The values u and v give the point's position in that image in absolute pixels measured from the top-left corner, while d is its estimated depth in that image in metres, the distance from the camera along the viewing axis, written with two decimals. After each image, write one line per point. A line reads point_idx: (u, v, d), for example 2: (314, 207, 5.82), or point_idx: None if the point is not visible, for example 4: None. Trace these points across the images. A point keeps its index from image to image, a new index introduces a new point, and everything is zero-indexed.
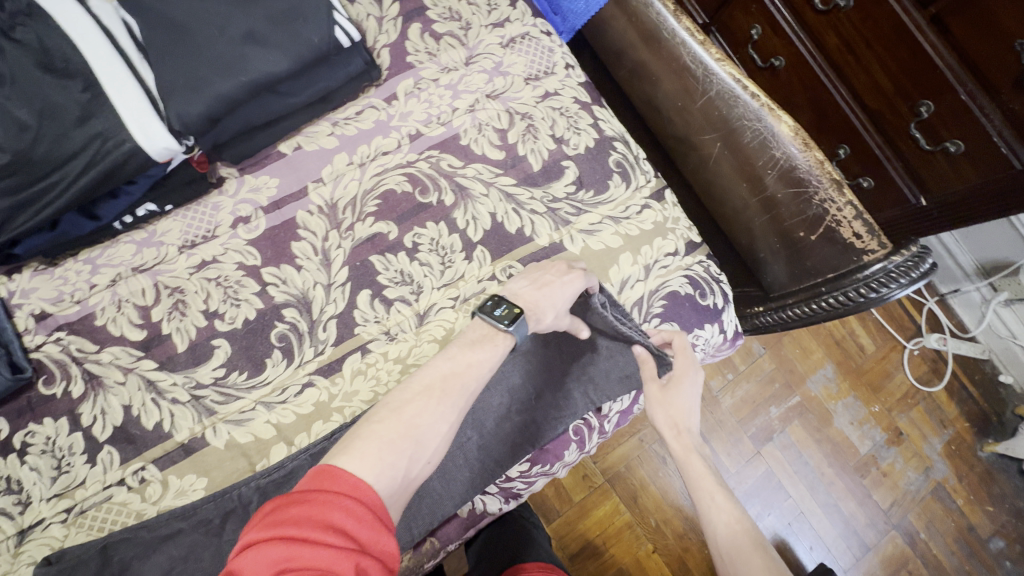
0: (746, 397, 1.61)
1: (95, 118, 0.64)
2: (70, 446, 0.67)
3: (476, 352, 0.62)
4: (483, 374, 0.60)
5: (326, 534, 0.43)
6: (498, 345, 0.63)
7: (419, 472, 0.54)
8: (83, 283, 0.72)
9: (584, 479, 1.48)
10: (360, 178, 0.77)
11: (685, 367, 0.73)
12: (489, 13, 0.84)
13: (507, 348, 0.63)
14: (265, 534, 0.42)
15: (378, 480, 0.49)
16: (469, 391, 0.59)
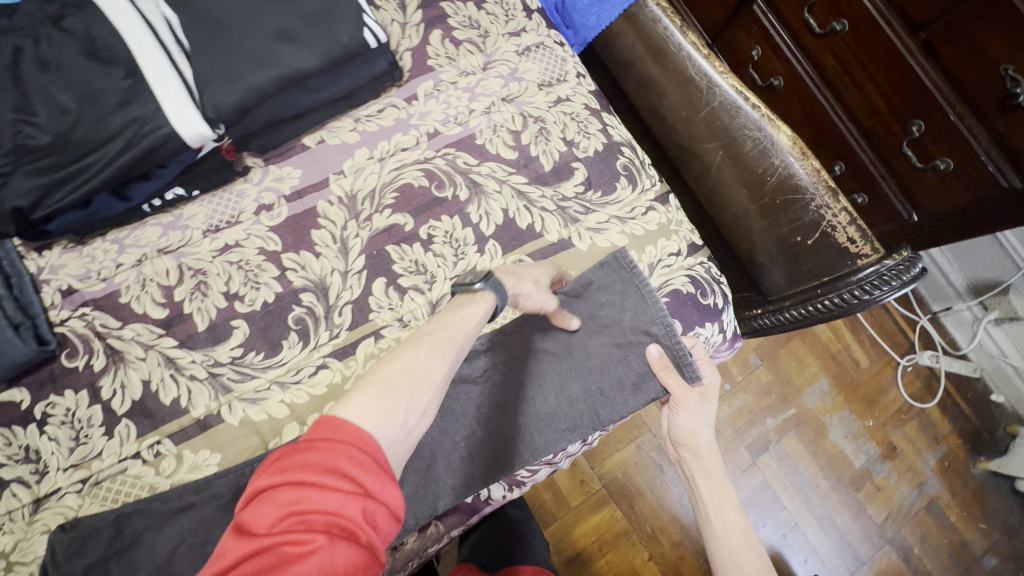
0: (743, 407, 1.63)
1: (133, 104, 0.67)
2: (89, 418, 0.69)
3: (466, 308, 0.64)
4: (468, 328, 0.61)
5: (332, 478, 0.42)
6: (483, 303, 0.64)
7: (418, 421, 0.52)
8: (110, 262, 0.74)
9: (581, 484, 1.49)
10: (379, 171, 0.81)
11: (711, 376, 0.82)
12: (507, 23, 0.89)
13: (488, 306, 0.65)
14: (274, 479, 0.42)
15: (379, 424, 0.48)
16: (458, 343, 0.59)
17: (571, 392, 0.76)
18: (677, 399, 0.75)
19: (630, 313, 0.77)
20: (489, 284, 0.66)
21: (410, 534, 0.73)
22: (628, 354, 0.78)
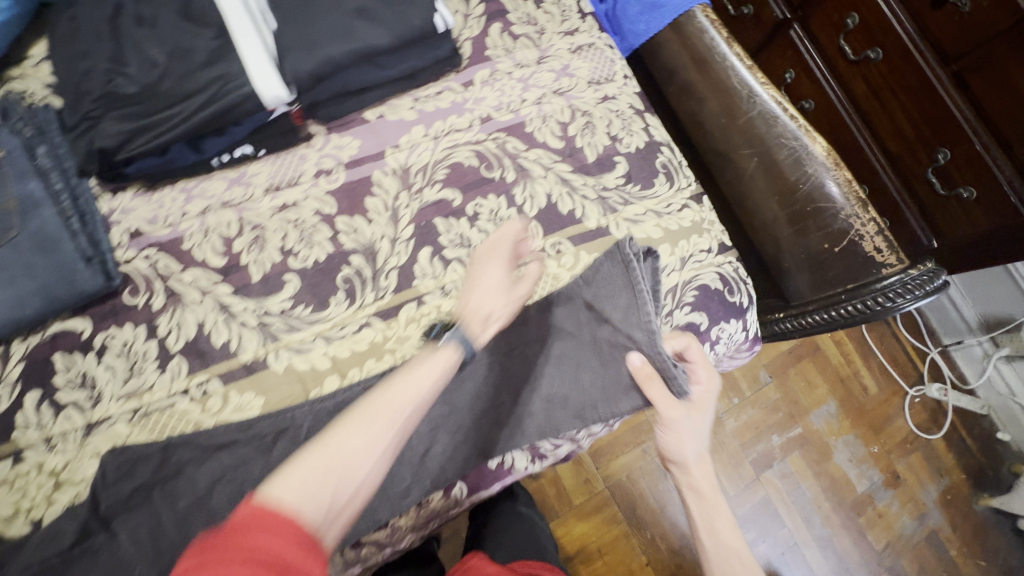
0: (750, 422, 1.65)
1: (219, 63, 0.72)
2: (144, 352, 0.73)
3: (420, 368, 0.61)
4: (418, 392, 0.58)
5: (251, 557, 0.40)
6: (435, 365, 0.61)
7: (348, 499, 0.50)
8: (177, 209, 0.79)
9: (585, 483, 1.50)
10: (433, 149, 0.86)
11: (707, 379, 0.77)
12: (562, 22, 0.94)
13: (448, 363, 0.63)
14: (192, 562, 0.40)
15: (306, 502, 0.46)
16: (406, 410, 0.57)
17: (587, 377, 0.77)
18: (665, 418, 0.72)
19: (619, 313, 0.76)
20: (452, 340, 0.65)
21: (436, 492, 0.76)
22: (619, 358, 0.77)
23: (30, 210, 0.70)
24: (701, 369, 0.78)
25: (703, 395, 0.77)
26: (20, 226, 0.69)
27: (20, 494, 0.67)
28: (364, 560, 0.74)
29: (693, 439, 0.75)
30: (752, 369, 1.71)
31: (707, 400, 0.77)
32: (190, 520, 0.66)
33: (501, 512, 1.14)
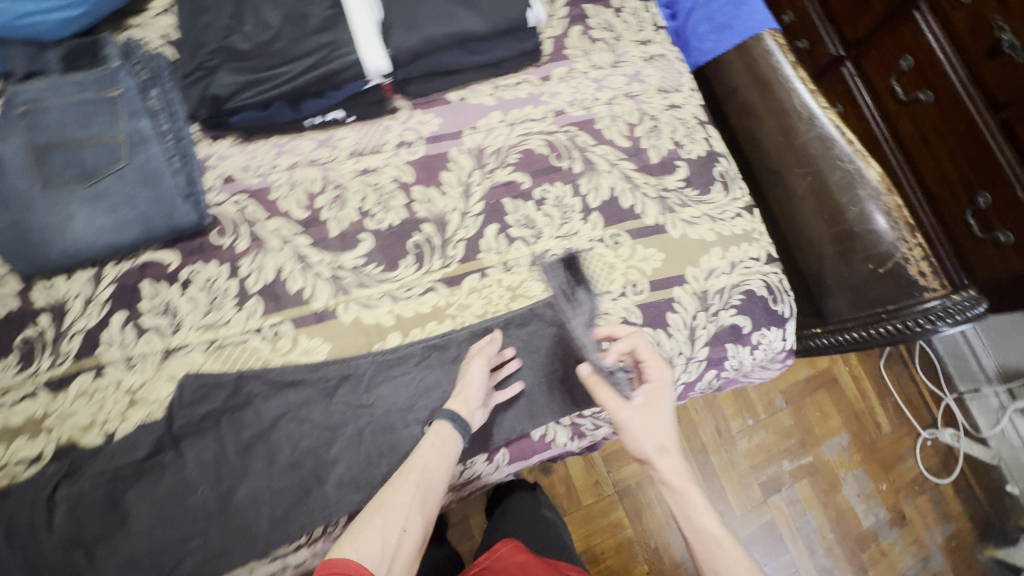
0: (762, 445, 1.66)
1: (330, 31, 0.78)
2: (225, 289, 0.78)
3: (427, 441, 0.69)
4: (428, 450, 0.67)
5: None
6: (438, 430, 0.69)
7: (398, 540, 0.58)
8: (268, 162, 0.84)
9: (595, 485, 1.50)
10: (507, 134, 0.91)
11: (658, 374, 0.76)
12: (638, 32, 1.00)
13: (448, 433, 0.70)
14: None
15: (364, 554, 0.55)
16: (428, 469, 0.65)
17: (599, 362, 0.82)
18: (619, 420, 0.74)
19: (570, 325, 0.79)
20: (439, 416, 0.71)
21: (481, 454, 0.79)
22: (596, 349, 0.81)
23: (138, 145, 0.77)
24: (651, 366, 0.77)
25: (661, 388, 0.76)
26: (127, 158, 0.76)
27: (97, 406, 0.72)
28: None
29: (654, 436, 0.73)
30: (769, 394, 1.71)
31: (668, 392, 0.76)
32: (251, 449, 0.72)
33: (521, 508, 1.16)
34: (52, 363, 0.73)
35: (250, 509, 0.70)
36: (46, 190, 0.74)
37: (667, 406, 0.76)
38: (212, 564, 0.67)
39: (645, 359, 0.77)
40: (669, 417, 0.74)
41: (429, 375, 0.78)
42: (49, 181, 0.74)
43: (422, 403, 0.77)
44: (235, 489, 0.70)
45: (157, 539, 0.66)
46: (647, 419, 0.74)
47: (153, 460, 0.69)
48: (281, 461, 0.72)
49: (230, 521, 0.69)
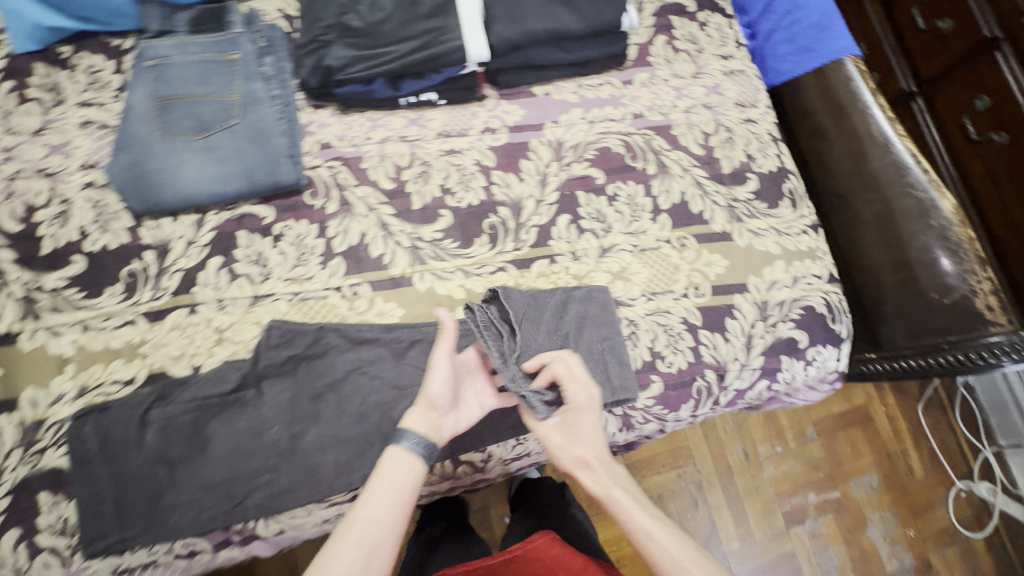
0: (789, 474, 1.54)
1: (438, 17, 0.83)
2: (313, 247, 0.83)
3: (381, 479, 0.64)
4: (373, 498, 0.62)
5: None
6: (387, 468, 0.65)
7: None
8: (362, 134, 0.89)
9: None
10: (587, 131, 0.94)
11: (579, 397, 0.71)
12: (720, 47, 1.03)
13: (404, 466, 0.65)
14: None
15: None
16: (371, 524, 0.60)
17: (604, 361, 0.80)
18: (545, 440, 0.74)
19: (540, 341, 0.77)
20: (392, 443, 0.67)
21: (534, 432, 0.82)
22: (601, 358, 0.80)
23: (250, 106, 0.83)
24: (569, 387, 0.71)
25: (583, 403, 0.71)
26: (239, 116, 0.82)
27: (188, 340, 0.77)
28: (456, 477, 0.82)
29: (571, 453, 0.73)
30: (801, 423, 1.59)
31: (591, 405, 0.72)
32: (322, 397, 0.76)
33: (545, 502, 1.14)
34: (152, 296, 0.78)
35: (317, 453, 0.73)
36: (164, 138, 0.80)
37: (588, 419, 0.72)
38: (278, 500, 0.71)
39: (564, 379, 0.71)
40: (588, 432, 0.72)
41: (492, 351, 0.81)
42: (167, 130, 0.81)
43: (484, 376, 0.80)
44: (306, 432, 0.74)
45: (232, 469, 0.71)
46: (564, 437, 0.74)
47: (236, 395, 0.73)
48: (350, 412, 0.76)
49: (297, 462, 0.73)
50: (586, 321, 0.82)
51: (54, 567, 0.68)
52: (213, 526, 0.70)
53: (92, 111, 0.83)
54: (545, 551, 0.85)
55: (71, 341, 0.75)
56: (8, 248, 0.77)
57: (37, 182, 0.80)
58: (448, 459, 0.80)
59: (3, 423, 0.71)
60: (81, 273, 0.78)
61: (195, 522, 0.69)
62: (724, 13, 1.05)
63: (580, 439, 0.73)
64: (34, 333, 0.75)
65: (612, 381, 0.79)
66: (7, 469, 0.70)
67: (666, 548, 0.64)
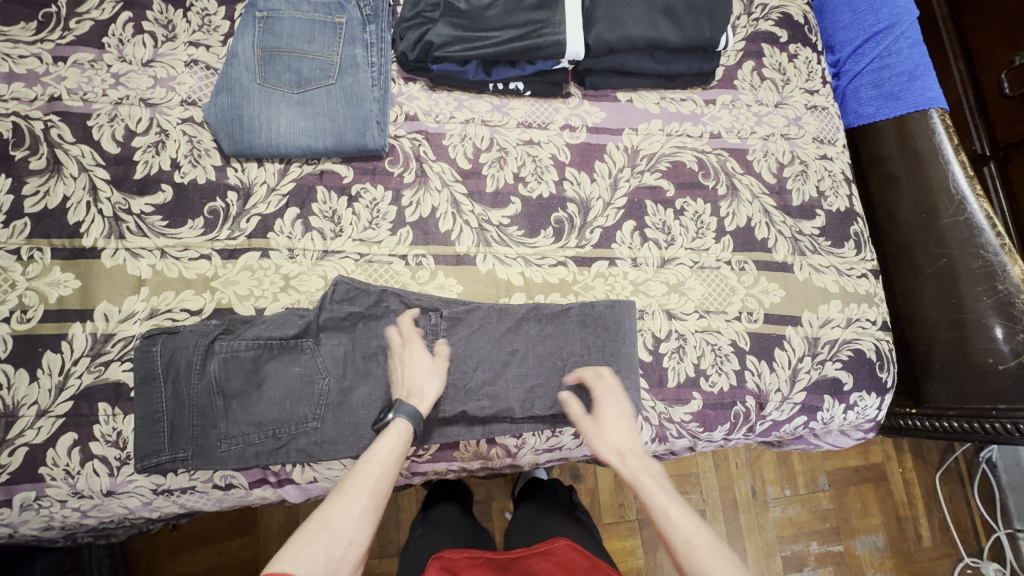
0: (795, 519, 1.40)
1: (542, 11, 0.86)
2: (385, 213, 0.85)
3: (387, 443, 0.69)
4: (381, 459, 0.67)
5: None
6: (396, 435, 0.70)
7: (343, 553, 0.57)
8: (447, 113, 0.91)
9: (620, 504, 1.25)
10: (663, 142, 0.95)
11: (607, 395, 0.78)
12: (807, 80, 1.02)
13: (401, 433, 0.70)
14: None
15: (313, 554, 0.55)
16: (380, 479, 0.65)
17: (569, 380, 0.81)
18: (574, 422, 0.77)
19: (520, 352, 0.80)
20: (396, 415, 0.71)
21: (570, 427, 0.83)
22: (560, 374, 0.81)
23: (348, 69, 0.86)
24: (602, 386, 0.79)
25: (610, 398, 0.78)
26: (336, 77, 0.85)
27: (257, 282, 0.80)
28: (488, 459, 0.82)
29: (610, 440, 0.74)
30: (814, 469, 1.44)
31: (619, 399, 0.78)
32: (375, 357, 0.77)
33: (546, 500, 1.01)
34: (228, 235, 0.81)
35: (362, 410, 0.75)
36: (262, 87, 0.83)
37: (614, 412, 0.77)
38: (319, 448, 0.74)
39: (594, 378, 0.79)
40: (623, 421, 0.76)
41: (541, 345, 0.81)
42: (267, 80, 0.84)
43: (530, 364, 0.80)
44: (354, 389, 0.76)
45: (284, 410, 0.74)
46: (601, 427, 0.76)
47: (297, 341, 0.76)
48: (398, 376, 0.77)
49: (344, 415, 0.75)
50: (556, 334, 0.82)
51: (101, 475, 0.71)
52: (257, 462, 0.72)
53: (200, 51, 0.87)
54: (536, 557, 0.77)
55: (148, 264, 0.78)
56: (104, 168, 0.80)
57: (140, 110, 0.83)
58: (483, 439, 0.81)
59: (77, 331, 0.74)
60: (166, 202, 0.81)
61: (241, 455, 0.72)
62: (816, 48, 1.05)
63: (609, 425, 0.76)
64: (116, 251, 0.78)
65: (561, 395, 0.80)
66: (74, 374, 0.73)
67: (680, 525, 0.64)
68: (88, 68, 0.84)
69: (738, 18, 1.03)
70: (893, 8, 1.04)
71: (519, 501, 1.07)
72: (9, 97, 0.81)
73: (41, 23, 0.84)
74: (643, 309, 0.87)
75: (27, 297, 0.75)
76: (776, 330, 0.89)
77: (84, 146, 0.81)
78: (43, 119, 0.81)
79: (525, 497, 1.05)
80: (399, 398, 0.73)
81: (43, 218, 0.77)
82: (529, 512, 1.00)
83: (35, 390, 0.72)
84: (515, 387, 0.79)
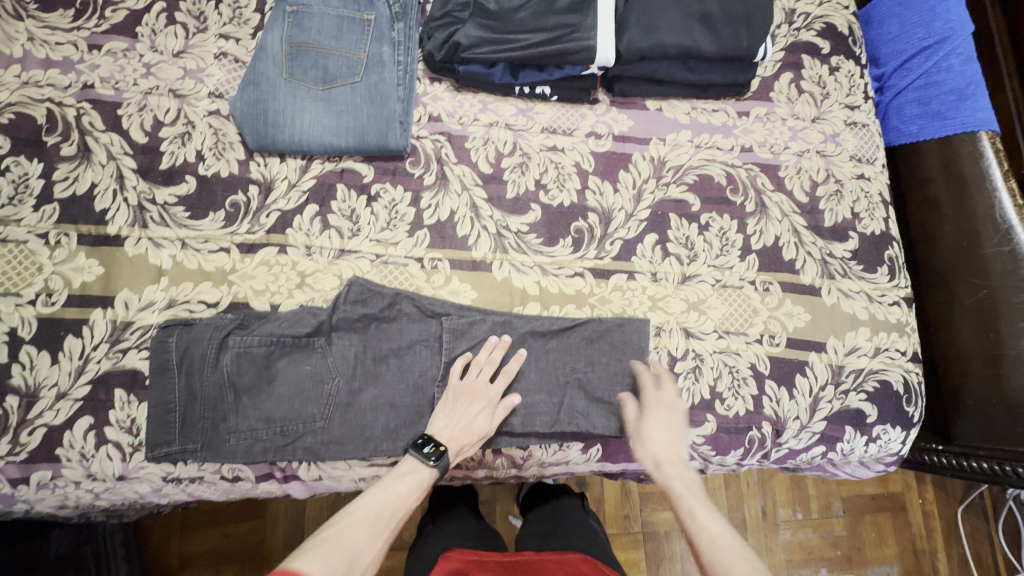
0: (804, 544, 1.36)
1: (573, 15, 0.84)
2: (403, 214, 0.84)
3: (411, 482, 0.71)
4: (406, 498, 0.69)
5: None
6: (423, 483, 0.71)
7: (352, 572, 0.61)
8: (471, 115, 0.90)
9: (624, 516, 1.24)
10: (691, 154, 0.92)
11: (658, 402, 0.78)
12: (848, 95, 0.98)
13: (426, 481, 0.71)
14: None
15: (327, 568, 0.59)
16: (398, 515, 0.68)
17: (578, 393, 0.80)
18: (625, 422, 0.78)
19: (530, 364, 0.80)
20: (436, 464, 0.71)
21: (577, 442, 0.81)
22: (570, 390, 0.79)
23: (374, 67, 0.85)
24: (651, 393, 0.78)
25: (659, 408, 0.78)
26: (361, 75, 0.85)
27: (273, 278, 0.80)
28: (493, 468, 0.81)
29: (657, 449, 0.75)
30: (829, 494, 1.39)
31: (670, 405, 0.78)
32: (385, 360, 0.77)
33: (559, 509, 0.98)
34: (248, 229, 0.81)
35: (371, 412, 0.75)
36: (288, 82, 0.83)
37: (660, 422, 0.77)
38: (325, 448, 0.74)
39: (651, 384, 0.79)
40: (671, 430, 0.77)
41: (553, 355, 0.80)
42: (293, 75, 0.84)
43: (539, 375, 0.80)
44: (363, 390, 0.76)
45: (293, 409, 0.74)
46: (651, 431, 0.76)
47: (309, 340, 0.76)
48: (408, 381, 0.77)
49: (351, 416, 0.75)
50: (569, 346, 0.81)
51: (114, 460, 0.73)
52: (264, 457, 0.73)
53: (229, 43, 0.87)
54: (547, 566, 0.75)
55: (170, 255, 0.79)
56: (131, 157, 0.82)
57: (168, 101, 0.84)
58: (489, 450, 0.80)
59: (97, 317, 0.76)
60: (189, 194, 0.81)
61: (248, 450, 0.73)
62: (860, 60, 1.00)
63: (656, 425, 0.77)
64: (138, 240, 0.79)
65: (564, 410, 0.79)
66: (92, 359, 0.74)
67: (705, 529, 0.66)
68: (120, 58, 0.85)
69: (778, 27, 0.99)
70: (946, 21, 0.98)
71: (526, 508, 1.04)
72: (44, 83, 0.82)
73: (78, 11, 0.85)
74: (660, 326, 0.85)
75: (52, 281, 0.76)
76: (798, 355, 0.86)
77: (114, 135, 0.82)
78: (76, 106, 0.82)
79: (534, 503, 1.03)
80: (445, 447, 0.72)
81: (71, 205, 0.79)
82: (539, 518, 0.98)
83: (56, 373, 0.74)
84: (525, 398, 0.79)
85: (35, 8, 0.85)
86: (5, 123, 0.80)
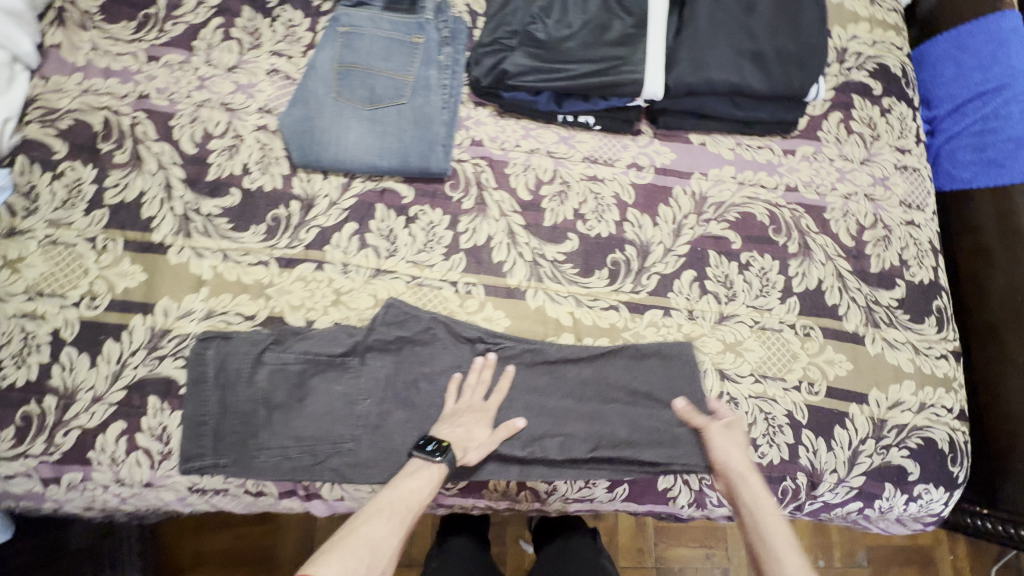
0: None
1: (621, 48, 0.84)
2: (440, 237, 0.84)
3: (421, 477, 0.69)
4: (417, 493, 0.68)
5: None
6: (429, 477, 0.69)
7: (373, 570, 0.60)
8: (513, 142, 0.90)
9: (637, 549, 1.19)
10: (734, 191, 0.90)
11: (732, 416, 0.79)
12: (899, 138, 0.95)
13: (436, 476, 0.70)
14: None
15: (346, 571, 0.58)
16: (413, 512, 0.67)
17: (607, 429, 0.78)
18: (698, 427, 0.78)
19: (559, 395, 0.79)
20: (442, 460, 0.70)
21: (604, 481, 0.79)
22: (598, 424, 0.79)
23: (420, 90, 0.86)
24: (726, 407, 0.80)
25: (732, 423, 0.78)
26: (408, 97, 0.85)
27: (309, 294, 0.80)
28: (515, 501, 0.80)
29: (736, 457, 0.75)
30: (852, 542, 1.32)
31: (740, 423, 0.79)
32: (415, 384, 0.77)
33: (572, 548, 0.95)
34: (288, 244, 0.82)
35: (398, 435, 0.75)
36: (336, 100, 0.84)
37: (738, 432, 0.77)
38: (351, 470, 0.74)
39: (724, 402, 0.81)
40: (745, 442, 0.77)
41: (582, 387, 0.80)
42: (341, 94, 0.85)
43: (566, 407, 0.79)
44: (392, 413, 0.75)
45: (321, 428, 0.74)
46: (730, 439, 0.76)
47: (342, 359, 0.76)
48: (437, 407, 0.76)
49: (379, 439, 0.74)
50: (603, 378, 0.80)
51: (143, 467, 0.73)
52: (291, 476, 0.73)
53: (281, 61, 0.89)
54: None
55: (210, 265, 0.80)
56: (180, 167, 0.83)
57: (219, 114, 0.86)
58: (513, 482, 0.78)
59: (137, 323, 0.77)
60: (233, 205, 0.83)
61: (275, 467, 0.73)
62: (912, 103, 0.98)
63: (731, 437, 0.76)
64: (181, 249, 0.80)
65: (590, 446, 0.77)
66: (129, 365, 0.75)
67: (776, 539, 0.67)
68: (177, 70, 0.87)
69: (829, 66, 0.97)
70: (1007, 67, 0.94)
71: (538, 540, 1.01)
72: (104, 91, 0.85)
73: (141, 24, 0.88)
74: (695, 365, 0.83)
75: (96, 285, 0.78)
76: (837, 405, 0.83)
77: (165, 145, 0.84)
78: (131, 115, 0.84)
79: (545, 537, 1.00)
80: (445, 441, 0.71)
81: (120, 210, 0.81)
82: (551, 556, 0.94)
83: (93, 376, 0.75)
84: (553, 431, 0.78)
85: (101, 20, 0.88)
86: (63, 128, 0.83)
